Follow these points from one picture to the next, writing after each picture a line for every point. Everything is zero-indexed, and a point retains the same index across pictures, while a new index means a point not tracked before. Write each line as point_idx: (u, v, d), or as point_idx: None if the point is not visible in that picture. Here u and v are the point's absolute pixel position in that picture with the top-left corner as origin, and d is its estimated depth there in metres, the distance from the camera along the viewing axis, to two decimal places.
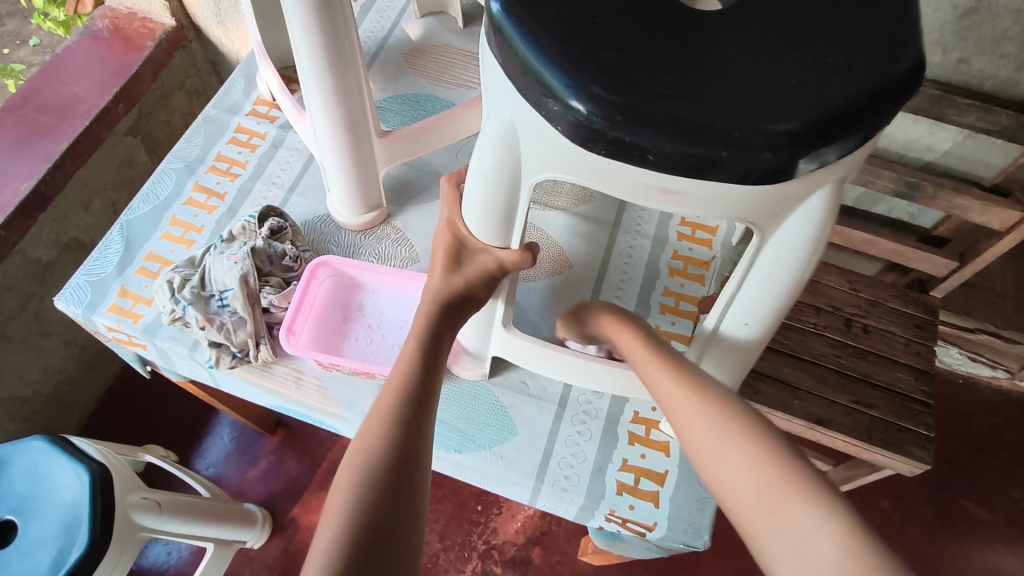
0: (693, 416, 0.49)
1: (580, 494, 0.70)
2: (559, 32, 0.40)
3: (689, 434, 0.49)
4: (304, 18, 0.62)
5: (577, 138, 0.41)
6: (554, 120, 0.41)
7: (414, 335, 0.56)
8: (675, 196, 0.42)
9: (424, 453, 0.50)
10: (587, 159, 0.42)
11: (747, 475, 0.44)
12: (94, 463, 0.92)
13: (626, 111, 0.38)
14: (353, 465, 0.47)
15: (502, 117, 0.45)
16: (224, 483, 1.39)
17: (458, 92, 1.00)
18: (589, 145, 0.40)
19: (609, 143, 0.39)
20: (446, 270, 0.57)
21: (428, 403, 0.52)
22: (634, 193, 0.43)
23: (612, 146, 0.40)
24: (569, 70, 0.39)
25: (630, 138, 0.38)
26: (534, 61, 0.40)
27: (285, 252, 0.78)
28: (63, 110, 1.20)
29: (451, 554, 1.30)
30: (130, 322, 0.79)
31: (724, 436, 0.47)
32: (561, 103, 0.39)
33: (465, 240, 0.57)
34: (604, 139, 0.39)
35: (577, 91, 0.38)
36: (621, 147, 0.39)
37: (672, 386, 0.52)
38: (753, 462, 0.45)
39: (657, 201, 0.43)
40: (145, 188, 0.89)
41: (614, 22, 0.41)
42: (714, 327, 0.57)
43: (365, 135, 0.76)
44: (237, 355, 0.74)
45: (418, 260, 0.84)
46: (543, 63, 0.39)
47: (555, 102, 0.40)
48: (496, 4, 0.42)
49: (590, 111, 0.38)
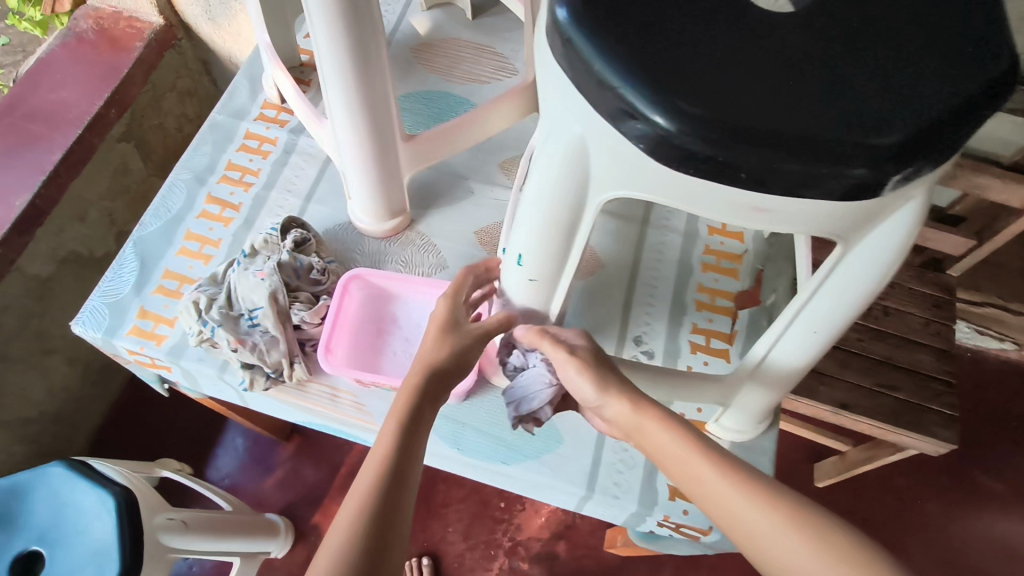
0: (744, 508, 0.48)
1: (632, 501, 0.71)
2: (635, 45, 0.38)
3: (692, 479, 0.51)
4: (330, 20, 0.59)
5: (661, 155, 0.38)
6: (635, 136, 0.39)
7: (395, 417, 0.55)
8: (764, 214, 0.40)
9: (408, 492, 0.50)
10: (668, 175, 0.40)
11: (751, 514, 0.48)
12: (117, 487, 0.89)
13: (719, 129, 0.36)
14: (352, 508, 0.47)
15: (569, 133, 0.42)
16: (242, 492, 1.37)
17: (472, 87, 0.96)
18: (674, 163, 0.38)
19: (698, 162, 0.38)
20: (438, 336, 0.61)
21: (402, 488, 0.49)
22: (720, 211, 0.41)
23: (702, 165, 0.38)
24: (651, 86, 0.37)
25: (723, 156, 0.37)
26: (611, 78, 0.37)
27: (312, 266, 0.77)
28: (52, 117, 1.15)
29: (476, 553, 1.32)
30: (153, 344, 0.76)
31: (723, 477, 0.50)
32: (645, 120, 0.37)
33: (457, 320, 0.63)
34: (693, 157, 0.37)
35: (664, 110, 0.36)
36: (709, 165, 0.37)
37: (737, 498, 0.49)
38: (755, 501, 0.48)
39: (744, 218, 0.41)
40: (156, 202, 0.85)
41: (691, 28, 0.38)
42: (778, 333, 0.55)
43: (390, 138, 0.73)
44: (271, 376, 0.72)
45: (447, 266, 0.82)
46: (622, 78, 0.37)
47: (638, 120, 0.38)
48: (562, 11, 0.40)
49: (679, 128, 0.36)
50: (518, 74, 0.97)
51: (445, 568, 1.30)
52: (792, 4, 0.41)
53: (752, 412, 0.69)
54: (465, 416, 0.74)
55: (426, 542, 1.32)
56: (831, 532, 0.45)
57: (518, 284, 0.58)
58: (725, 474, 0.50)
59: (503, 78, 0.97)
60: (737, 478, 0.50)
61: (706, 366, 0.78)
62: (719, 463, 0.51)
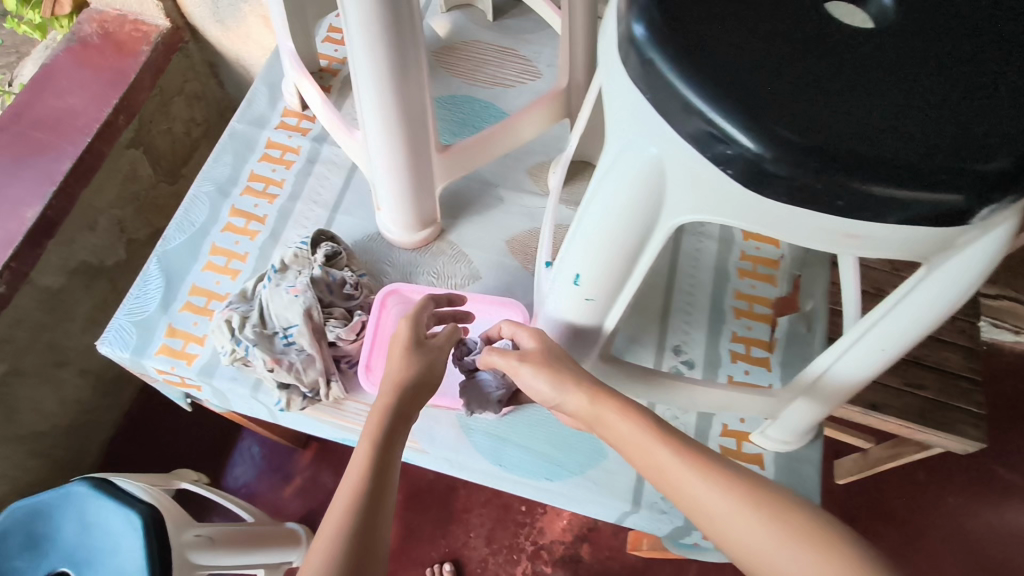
0: (704, 489, 0.47)
1: (681, 516, 0.70)
2: (721, 69, 0.36)
3: (667, 477, 0.49)
4: (372, 30, 0.57)
5: (751, 182, 0.37)
6: (723, 162, 0.37)
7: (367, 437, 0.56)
8: (855, 241, 0.39)
9: (384, 511, 0.52)
10: (755, 202, 0.38)
11: (726, 506, 0.46)
12: (143, 506, 0.88)
13: (820, 156, 0.34)
14: (330, 535, 0.49)
15: (645, 156, 0.41)
16: (260, 501, 1.36)
17: (497, 91, 0.94)
18: (764, 189, 0.37)
19: (792, 189, 0.36)
20: (406, 353, 0.61)
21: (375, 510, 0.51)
22: (808, 237, 0.39)
23: (796, 192, 0.36)
24: (744, 112, 0.35)
25: (822, 183, 0.35)
26: (698, 102, 0.36)
27: (345, 280, 0.75)
28: (60, 125, 1.11)
29: (499, 558, 1.31)
30: (184, 363, 0.75)
31: (700, 473, 0.48)
32: (736, 147, 0.36)
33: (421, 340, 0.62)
34: (787, 184, 0.36)
35: (759, 138, 0.35)
36: (804, 192, 0.36)
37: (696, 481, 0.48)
38: (732, 493, 0.46)
39: (832, 245, 0.39)
40: (178, 215, 0.83)
41: (777, 47, 0.37)
42: (842, 349, 0.54)
43: (425, 150, 0.71)
44: (309, 395, 0.71)
45: (480, 277, 0.80)
46: (710, 103, 0.36)
47: (728, 146, 0.36)
48: (640, 29, 0.38)
49: (775, 154, 0.35)
50: (543, 77, 0.95)
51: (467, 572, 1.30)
52: (872, 21, 0.39)
53: (797, 425, 0.68)
54: (510, 433, 0.73)
55: (448, 548, 1.31)
56: (790, 510, 0.45)
57: (573, 304, 0.56)
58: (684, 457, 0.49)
59: (528, 81, 0.95)
60: (710, 471, 0.48)
61: (748, 375, 0.77)
62: (678, 447, 0.50)
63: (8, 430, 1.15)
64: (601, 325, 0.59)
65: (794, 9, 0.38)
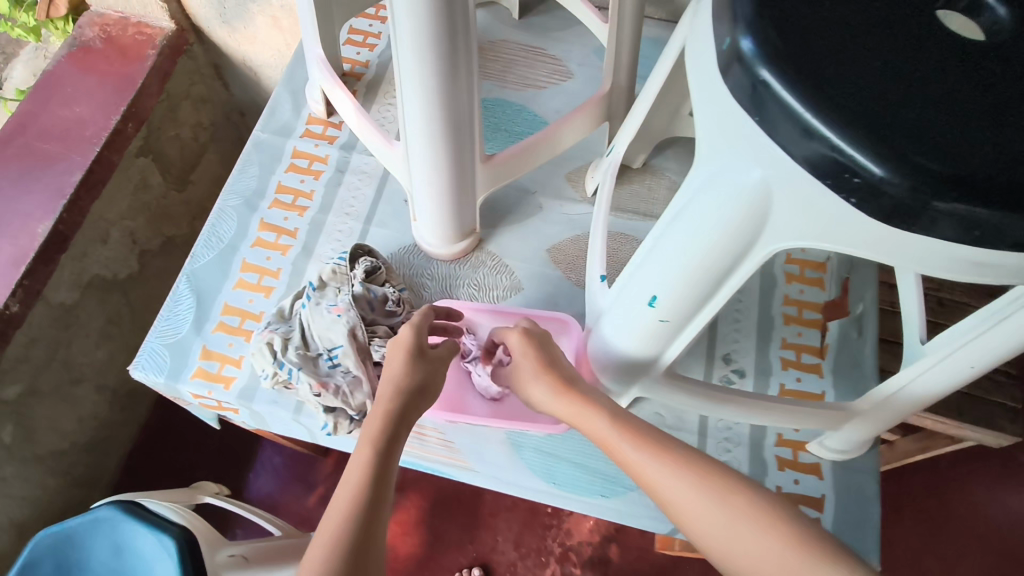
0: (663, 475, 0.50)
1: None
2: (843, 91, 0.34)
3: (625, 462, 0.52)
4: (420, 43, 0.53)
5: (876, 210, 0.34)
6: (846, 190, 0.34)
7: (365, 444, 0.54)
8: (981, 267, 0.36)
9: (381, 517, 0.51)
10: (876, 229, 0.36)
11: (671, 487, 0.49)
12: (176, 528, 0.85)
13: (960, 184, 0.32)
14: (325, 546, 0.48)
15: (749, 180, 0.38)
16: (283, 512, 1.32)
17: (529, 93, 0.92)
18: (887, 216, 0.34)
19: (922, 217, 0.33)
20: (407, 360, 0.59)
21: (375, 517, 0.50)
22: (930, 263, 0.37)
23: (925, 220, 0.33)
24: (875, 140, 0.32)
25: (958, 212, 0.32)
26: (821, 129, 0.33)
27: (386, 296, 0.72)
28: (67, 136, 1.06)
29: (528, 561, 1.25)
30: (221, 387, 0.72)
31: (650, 455, 0.51)
32: (865, 176, 0.33)
33: (423, 347, 0.60)
34: (918, 212, 0.33)
35: (892, 167, 0.32)
36: (937, 222, 0.33)
37: (654, 467, 0.50)
38: (676, 474, 0.49)
39: (954, 271, 0.37)
40: (206, 231, 0.80)
41: (896, 65, 0.35)
42: (930, 359, 0.55)
43: (469, 160, 0.68)
44: (356, 419, 0.68)
45: (522, 288, 0.79)
46: (836, 130, 0.33)
47: (855, 175, 0.33)
48: (747, 44, 0.35)
49: (908, 182, 0.32)
50: (574, 77, 0.93)
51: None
52: (984, 33, 0.37)
53: (861, 436, 0.68)
54: (548, 446, 0.71)
55: (475, 553, 1.25)
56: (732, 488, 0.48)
57: (644, 325, 0.55)
58: (640, 445, 0.52)
59: (560, 82, 0.92)
60: (666, 456, 0.51)
61: (800, 383, 0.76)
62: (636, 437, 0.52)
63: (26, 451, 1.10)
64: (668, 346, 0.57)
65: (909, 21, 0.36)
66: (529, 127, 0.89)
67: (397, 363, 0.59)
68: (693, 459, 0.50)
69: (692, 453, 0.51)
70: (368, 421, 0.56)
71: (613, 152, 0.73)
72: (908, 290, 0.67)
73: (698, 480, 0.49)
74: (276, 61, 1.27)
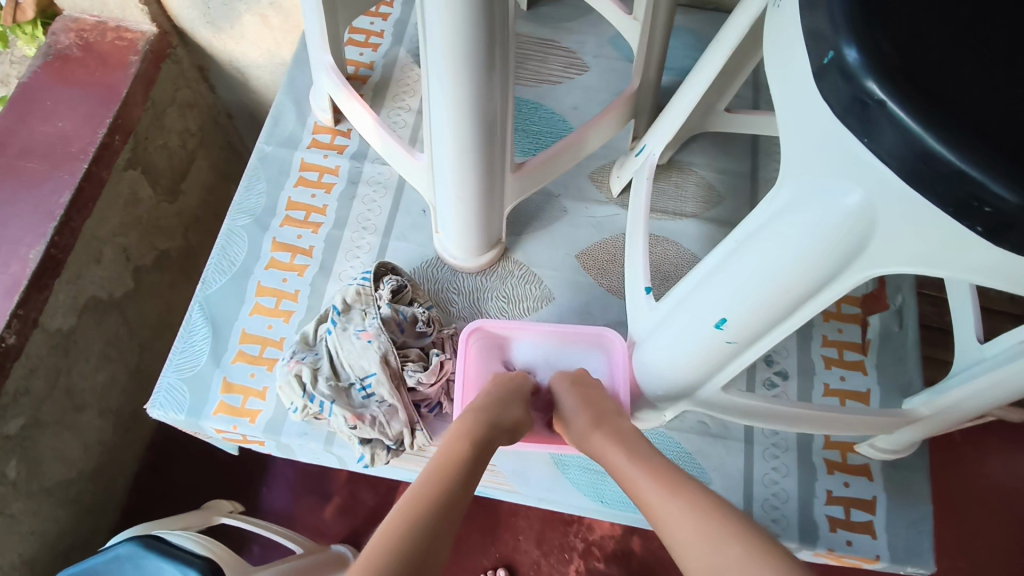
0: (659, 495, 0.48)
1: (793, 536, 0.68)
2: (962, 111, 0.30)
3: (642, 503, 0.49)
4: (453, 54, 0.48)
5: (1003, 238, 0.30)
6: (970, 218, 0.31)
7: (460, 441, 0.53)
8: None
9: (457, 511, 0.46)
10: (995, 256, 0.32)
11: (680, 528, 0.45)
12: (200, 561, 0.77)
13: None
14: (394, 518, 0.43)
15: (847, 204, 0.35)
16: (299, 525, 1.14)
17: (544, 89, 0.87)
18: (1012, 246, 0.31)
19: None
20: (504, 387, 0.61)
21: (451, 504, 0.46)
22: None
23: None
24: (1008, 166, 0.28)
25: None
26: (947, 155, 0.29)
27: (416, 316, 0.69)
28: (52, 153, 0.94)
29: (552, 559, 1.04)
30: (246, 422, 0.68)
31: (666, 494, 0.48)
32: (994, 204, 0.29)
33: (515, 379, 0.63)
34: None
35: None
36: None
37: (650, 487, 0.49)
38: (687, 514, 0.46)
39: None
40: (216, 253, 0.76)
41: (1011, 85, 0.31)
42: (995, 375, 0.53)
43: (498, 172, 0.63)
44: (393, 448, 0.65)
45: (554, 297, 0.76)
46: (964, 155, 0.29)
47: (983, 204, 0.30)
48: (853, 54, 0.31)
49: None
50: (589, 69, 0.89)
51: None
52: None
53: (902, 441, 0.68)
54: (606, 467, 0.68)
55: (499, 553, 1.04)
56: (713, 504, 0.46)
57: (706, 344, 0.52)
58: (642, 469, 0.51)
59: (575, 75, 0.88)
60: (663, 478, 0.50)
61: (845, 381, 0.74)
62: (641, 462, 0.52)
63: (32, 485, 0.97)
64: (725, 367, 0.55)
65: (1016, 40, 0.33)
66: (546, 126, 0.85)
67: (499, 391, 0.60)
68: (711, 504, 0.46)
69: (712, 495, 0.47)
70: (445, 436, 0.54)
71: (647, 153, 0.70)
72: (960, 297, 0.65)
73: (708, 524, 0.44)
74: (267, 61, 1.17)
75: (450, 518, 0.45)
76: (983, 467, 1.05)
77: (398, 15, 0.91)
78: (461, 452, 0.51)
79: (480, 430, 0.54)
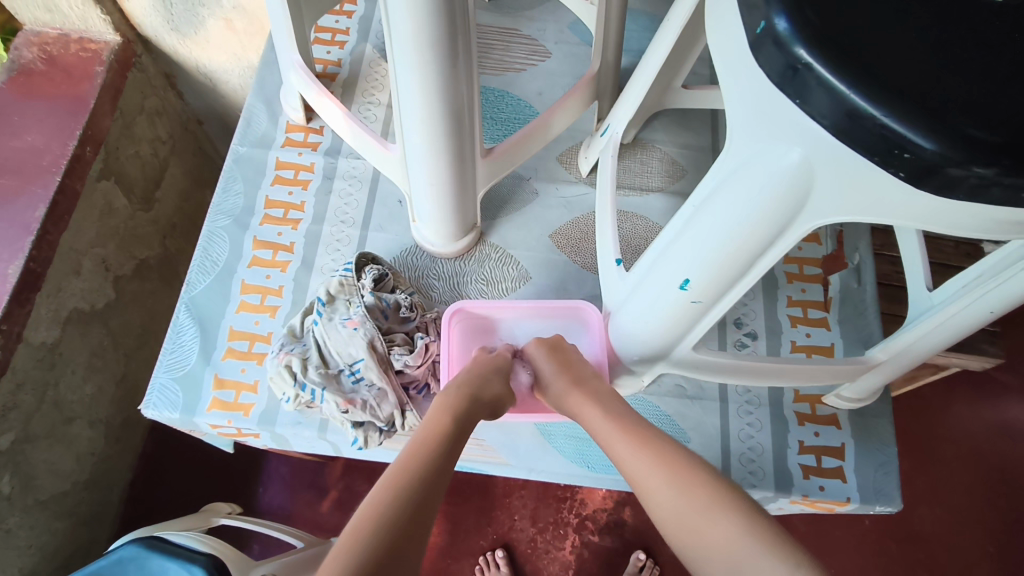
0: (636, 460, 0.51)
1: (770, 484, 0.72)
2: (887, 72, 0.33)
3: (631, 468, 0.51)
4: (416, 42, 0.50)
5: (926, 183, 0.34)
6: (894, 164, 0.34)
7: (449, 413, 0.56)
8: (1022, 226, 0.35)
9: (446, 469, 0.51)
10: (922, 200, 0.35)
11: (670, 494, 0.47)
12: (203, 557, 0.78)
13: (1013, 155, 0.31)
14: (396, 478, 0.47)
15: (788, 163, 0.39)
16: (297, 520, 1.16)
17: (509, 77, 0.90)
18: (934, 187, 0.34)
19: (969, 189, 0.33)
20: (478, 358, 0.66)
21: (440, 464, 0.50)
22: (973, 226, 0.36)
23: (970, 192, 0.33)
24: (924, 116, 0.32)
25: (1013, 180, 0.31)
26: (871, 111, 0.32)
27: (398, 303, 0.71)
28: (23, 168, 0.94)
29: (547, 535, 1.07)
30: (240, 415, 0.70)
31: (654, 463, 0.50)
32: (914, 151, 0.32)
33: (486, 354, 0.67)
34: (963, 187, 0.33)
35: (942, 141, 0.31)
36: (986, 192, 0.33)
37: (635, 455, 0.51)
38: (708, 511, 0.45)
39: (997, 230, 0.36)
40: (198, 254, 0.77)
41: (923, 45, 0.35)
42: (947, 312, 0.57)
43: (468, 157, 0.65)
44: (385, 430, 0.68)
45: (530, 276, 0.79)
46: (887, 110, 0.32)
47: (905, 151, 0.33)
48: (782, 24, 0.35)
49: (956, 155, 0.31)
50: (551, 56, 0.92)
51: (518, 560, 1.05)
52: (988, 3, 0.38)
53: (863, 390, 0.72)
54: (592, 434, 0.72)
55: (496, 533, 1.07)
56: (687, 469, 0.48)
57: (675, 307, 0.55)
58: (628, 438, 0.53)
59: (538, 62, 0.91)
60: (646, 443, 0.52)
61: (810, 338, 0.78)
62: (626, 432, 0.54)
63: (28, 499, 0.98)
64: (692, 329, 0.58)
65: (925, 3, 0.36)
66: (513, 113, 0.88)
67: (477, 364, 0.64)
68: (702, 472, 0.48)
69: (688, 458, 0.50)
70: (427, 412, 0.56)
71: (610, 132, 0.73)
72: (910, 248, 0.70)
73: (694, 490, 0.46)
74: (233, 65, 1.17)
75: (442, 475, 0.50)
76: (949, 416, 1.11)
77: (362, 12, 0.93)
78: (446, 425, 0.55)
79: (456, 401, 0.58)
